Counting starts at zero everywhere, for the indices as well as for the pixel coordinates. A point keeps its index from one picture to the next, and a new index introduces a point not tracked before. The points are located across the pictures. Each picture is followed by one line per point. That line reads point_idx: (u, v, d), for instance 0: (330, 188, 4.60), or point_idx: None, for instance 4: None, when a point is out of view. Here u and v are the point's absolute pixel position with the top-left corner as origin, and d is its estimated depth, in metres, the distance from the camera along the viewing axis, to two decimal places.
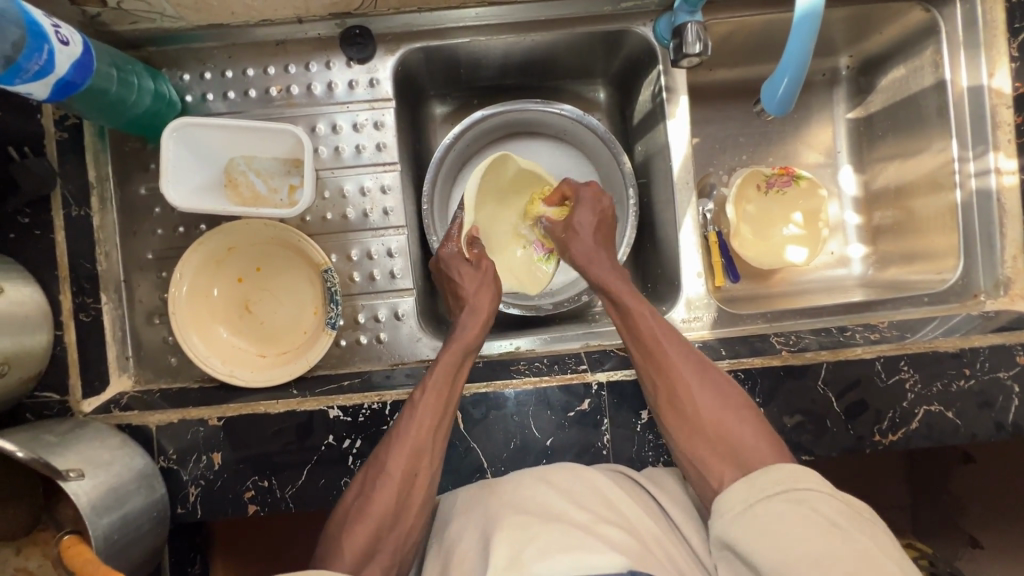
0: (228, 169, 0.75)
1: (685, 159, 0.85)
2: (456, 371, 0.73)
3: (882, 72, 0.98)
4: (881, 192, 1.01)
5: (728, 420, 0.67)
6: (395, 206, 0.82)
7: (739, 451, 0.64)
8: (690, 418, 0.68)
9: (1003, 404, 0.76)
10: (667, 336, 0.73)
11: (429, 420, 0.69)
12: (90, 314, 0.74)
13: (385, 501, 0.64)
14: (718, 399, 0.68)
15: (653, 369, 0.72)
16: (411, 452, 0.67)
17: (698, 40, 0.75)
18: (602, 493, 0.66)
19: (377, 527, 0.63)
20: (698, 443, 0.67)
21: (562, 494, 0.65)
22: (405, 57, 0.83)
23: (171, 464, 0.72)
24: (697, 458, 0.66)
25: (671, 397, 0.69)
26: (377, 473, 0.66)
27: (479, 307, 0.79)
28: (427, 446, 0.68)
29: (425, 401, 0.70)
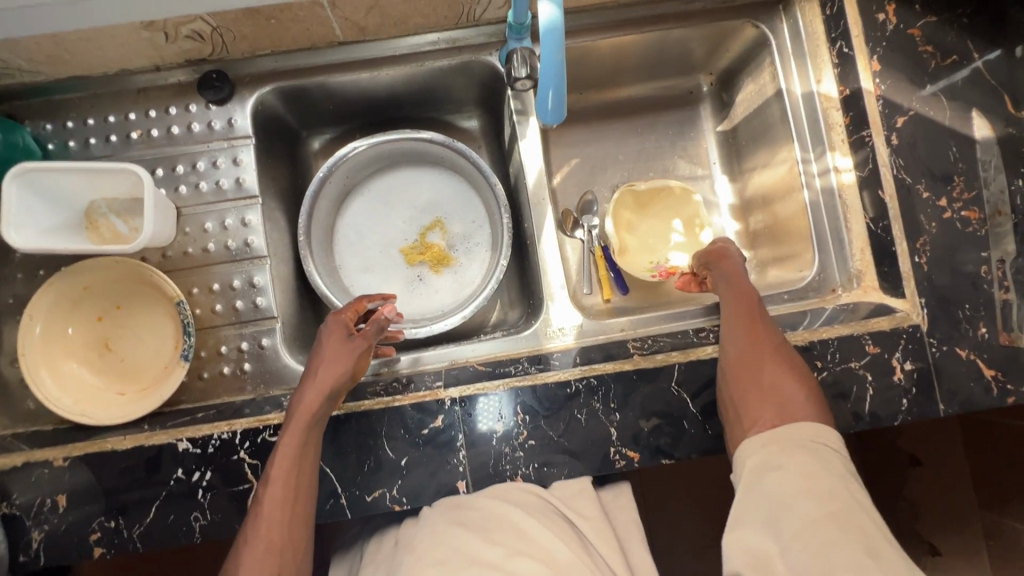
0: (89, 213, 0.79)
1: (539, 174, 0.88)
2: (299, 459, 0.69)
3: (736, 85, 1.03)
4: (752, 199, 1.05)
5: (777, 376, 0.71)
6: (257, 237, 0.84)
7: (793, 410, 0.68)
8: (752, 376, 0.71)
9: (858, 394, 0.77)
10: (763, 317, 0.76)
11: (278, 517, 0.66)
12: None
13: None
14: (789, 368, 0.71)
15: (743, 335, 0.75)
16: (266, 552, 0.65)
17: (524, 65, 0.79)
18: (515, 524, 0.74)
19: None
20: (752, 400, 0.70)
21: (477, 535, 0.74)
22: (263, 97, 0.86)
23: (14, 510, 0.71)
24: (746, 412, 0.70)
25: (747, 354, 0.73)
26: None
27: (328, 381, 0.72)
28: (280, 541, 0.66)
29: (272, 499, 0.67)
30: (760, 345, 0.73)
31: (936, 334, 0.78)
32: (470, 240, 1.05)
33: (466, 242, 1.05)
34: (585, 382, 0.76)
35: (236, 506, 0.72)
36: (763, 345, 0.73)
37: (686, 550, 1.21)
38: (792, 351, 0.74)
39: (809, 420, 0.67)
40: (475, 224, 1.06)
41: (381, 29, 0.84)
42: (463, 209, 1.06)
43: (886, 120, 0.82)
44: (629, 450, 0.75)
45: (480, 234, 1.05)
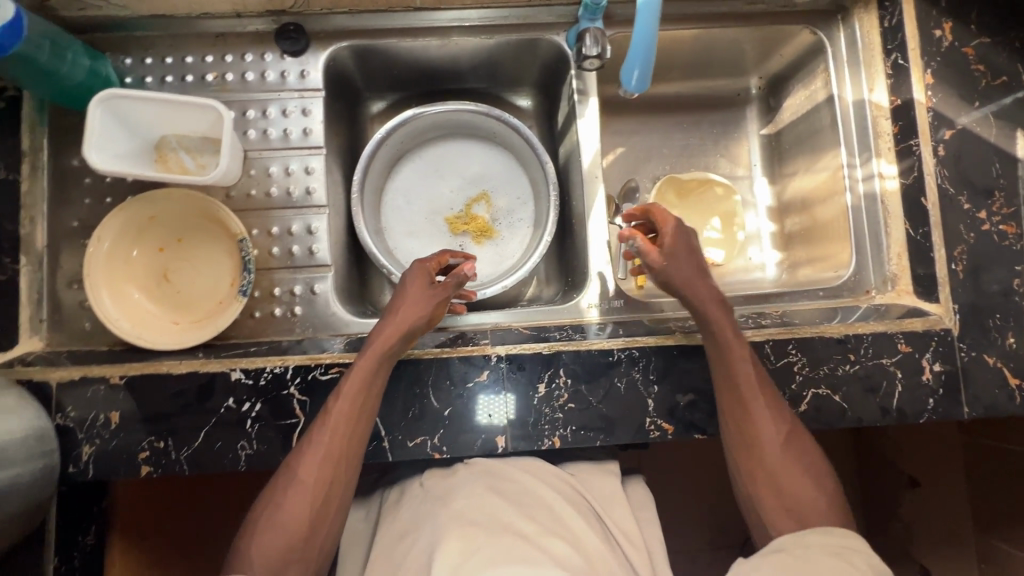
0: (160, 145, 0.82)
1: (595, 156, 0.91)
2: (371, 381, 0.72)
3: (785, 91, 1.07)
4: (790, 203, 1.09)
5: (787, 458, 0.71)
6: (318, 186, 0.86)
7: (808, 509, 0.68)
8: (764, 474, 0.70)
9: (887, 390, 0.80)
10: (763, 394, 0.73)
11: (341, 431, 0.70)
12: (7, 273, 0.77)
13: (295, 508, 0.67)
14: (795, 448, 0.71)
15: (744, 425, 0.72)
16: (323, 458, 0.69)
17: (596, 44, 0.81)
18: (544, 500, 0.81)
19: (291, 533, 0.66)
20: (762, 491, 0.70)
21: (509, 504, 0.78)
22: (336, 53, 0.89)
23: (68, 423, 0.73)
24: (760, 505, 0.70)
25: (754, 452, 0.71)
26: (288, 477, 0.69)
27: (409, 320, 0.75)
28: (338, 453, 0.69)
29: (337, 410, 0.70)
30: (760, 437, 0.71)
31: (965, 340, 0.81)
32: (515, 216, 1.08)
33: (510, 217, 1.08)
34: (627, 353, 0.78)
35: (283, 438, 0.74)
36: (767, 433, 0.72)
37: (692, 542, 1.22)
38: (799, 429, 0.73)
39: (827, 522, 0.67)
40: (520, 201, 1.08)
41: None
42: (510, 185, 1.08)
43: (934, 132, 0.85)
44: (665, 422, 0.78)
45: (525, 210, 1.07)
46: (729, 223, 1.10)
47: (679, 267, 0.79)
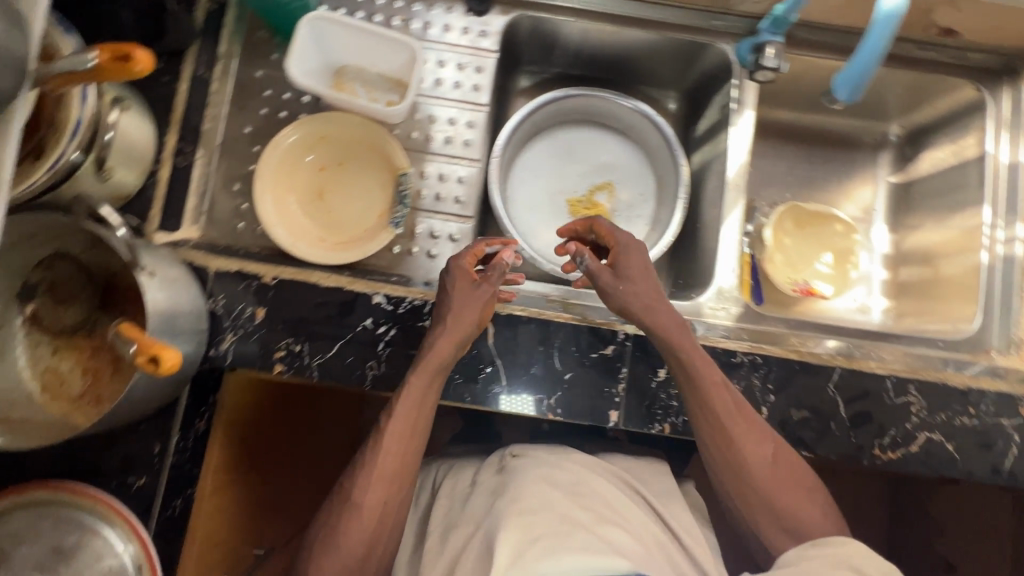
0: (340, 74, 0.87)
1: (742, 169, 0.92)
2: (427, 392, 0.71)
3: (926, 143, 1.07)
4: (909, 253, 1.08)
5: (781, 489, 0.71)
6: (475, 140, 0.90)
7: (801, 526, 0.71)
8: (755, 500, 0.72)
9: (1001, 450, 0.79)
10: (738, 420, 0.72)
11: (395, 449, 0.70)
12: (185, 161, 0.82)
13: (360, 525, 0.68)
14: (780, 474, 0.72)
15: (727, 457, 0.73)
16: (380, 478, 0.70)
17: (775, 58, 0.85)
18: (600, 496, 0.81)
19: (352, 556, 0.67)
20: (761, 520, 0.72)
21: (563, 493, 0.78)
22: (515, 20, 0.93)
23: (217, 309, 0.77)
24: (757, 529, 0.72)
25: (742, 480, 0.72)
26: (346, 503, 0.69)
27: (460, 322, 0.71)
28: (395, 474, 0.70)
29: (395, 435, 0.70)
30: (745, 465, 0.72)
31: None
32: (635, 211, 1.09)
33: (630, 211, 1.09)
34: (750, 358, 0.79)
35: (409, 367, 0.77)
36: (751, 458, 0.72)
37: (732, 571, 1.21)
38: (783, 445, 0.75)
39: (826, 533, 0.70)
40: (642, 198, 1.10)
41: None
42: (635, 180, 1.11)
43: None
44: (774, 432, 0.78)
45: (646, 207, 1.09)
46: (842, 260, 1.10)
47: (637, 289, 0.74)
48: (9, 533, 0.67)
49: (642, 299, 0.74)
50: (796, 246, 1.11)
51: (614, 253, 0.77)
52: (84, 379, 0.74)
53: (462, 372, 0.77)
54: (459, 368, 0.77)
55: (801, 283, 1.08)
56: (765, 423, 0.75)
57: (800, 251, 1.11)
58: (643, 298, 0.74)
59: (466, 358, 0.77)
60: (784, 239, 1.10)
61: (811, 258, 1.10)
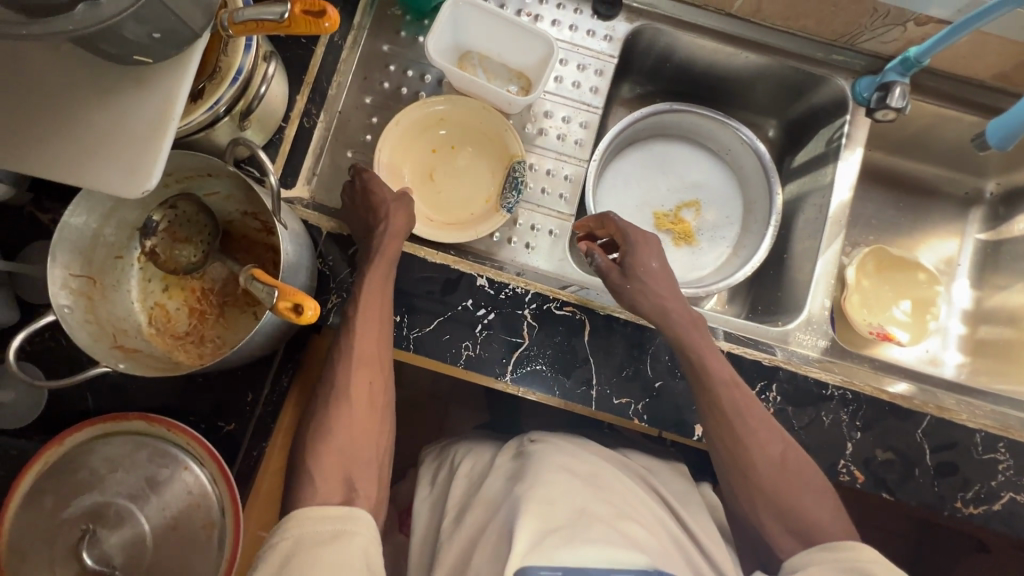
0: (464, 58, 0.88)
1: (843, 205, 0.93)
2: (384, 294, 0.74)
3: (1023, 204, 1.07)
4: (993, 311, 1.08)
5: (784, 488, 0.70)
6: (585, 141, 0.91)
7: (811, 526, 0.69)
8: (756, 483, 0.71)
9: None
10: (747, 417, 0.72)
11: (368, 352, 0.73)
12: (310, 123, 0.83)
13: (340, 430, 0.70)
14: (793, 473, 0.71)
15: (725, 434, 0.73)
16: (361, 380, 0.73)
17: (903, 98, 0.84)
18: (622, 493, 0.79)
19: (347, 456, 0.69)
20: (772, 523, 0.71)
21: (587, 486, 0.76)
22: (639, 29, 0.94)
23: (325, 269, 0.78)
24: (768, 533, 0.71)
25: (744, 457, 0.72)
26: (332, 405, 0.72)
27: (392, 226, 0.75)
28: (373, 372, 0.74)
29: (362, 330, 0.72)
30: (742, 432, 0.72)
31: None
32: (719, 232, 1.09)
33: (714, 232, 1.09)
34: (841, 392, 0.79)
35: (504, 353, 0.77)
36: (746, 424, 0.72)
37: None
38: (796, 448, 0.73)
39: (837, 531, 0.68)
40: (727, 220, 1.10)
41: (773, 16, 0.91)
42: (722, 202, 1.11)
43: None
44: (857, 470, 0.78)
45: (731, 230, 1.09)
46: (920, 309, 1.10)
47: (647, 288, 0.78)
48: (106, 458, 0.69)
49: (645, 272, 0.78)
50: (874, 290, 1.11)
51: (624, 256, 0.80)
52: (190, 319, 0.76)
53: (554, 365, 0.78)
54: (552, 359, 0.78)
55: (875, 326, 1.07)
56: (774, 420, 0.74)
57: (876, 294, 1.11)
58: (638, 270, 0.78)
59: (560, 351, 0.78)
60: (862, 280, 1.10)
61: (886, 303, 1.10)
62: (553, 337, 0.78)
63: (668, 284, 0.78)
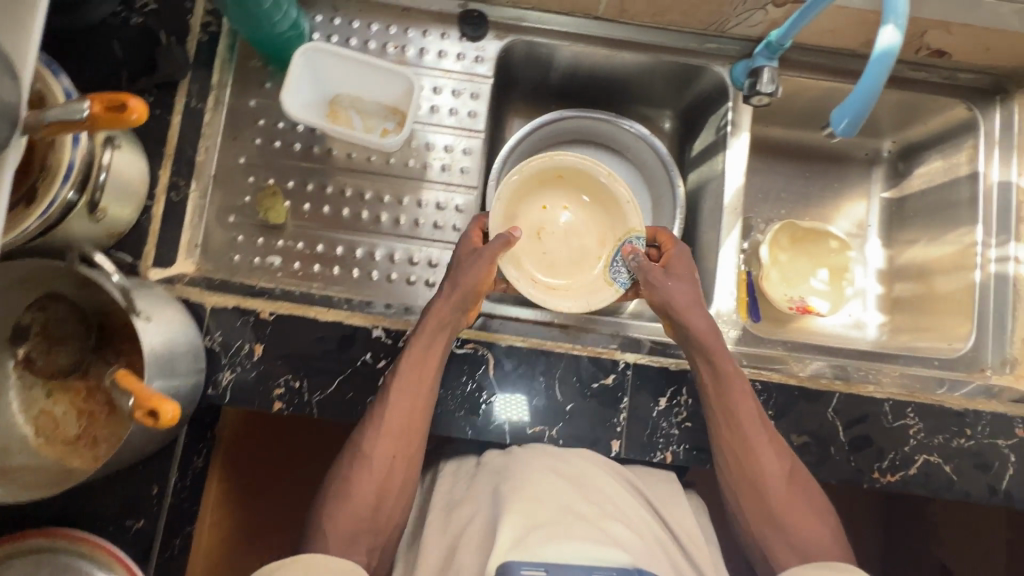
0: (333, 101, 0.85)
1: (738, 191, 0.92)
2: (433, 356, 0.73)
3: (920, 159, 1.06)
4: (902, 269, 1.09)
5: (784, 502, 0.72)
6: (472, 168, 0.89)
7: (806, 546, 0.70)
8: (759, 506, 0.72)
9: (998, 470, 0.80)
10: (760, 429, 0.73)
11: (403, 408, 0.72)
12: (180, 195, 0.80)
13: (366, 485, 0.70)
14: (789, 490, 0.72)
15: (747, 462, 0.73)
16: (389, 434, 0.71)
17: (772, 82, 0.84)
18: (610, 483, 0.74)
19: (357, 512, 0.69)
20: (767, 530, 0.72)
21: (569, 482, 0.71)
22: (509, 45, 0.92)
23: (214, 346, 0.76)
24: (762, 540, 0.72)
25: (752, 477, 0.73)
26: (359, 457, 0.71)
27: (462, 282, 0.74)
28: (406, 430, 0.72)
29: (404, 389, 0.72)
30: (760, 454, 0.73)
31: None
32: None
33: None
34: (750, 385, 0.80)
35: None
36: (763, 454, 0.73)
37: None
38: (802, 469, 0.74)
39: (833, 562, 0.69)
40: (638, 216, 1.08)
41: (640, 15, 0.90)
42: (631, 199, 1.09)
43: None
44: None
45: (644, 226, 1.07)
46: (837, 274, 1.11)
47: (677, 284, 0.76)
48: None
49: (686, 284, 0.76)
50: (791, 262, 1.12)
51: (665, 257, 0.79)
52: (80, 422, 0.72)
53: (463, 405, 0.77)
54: (461, 400, 0.77)
55: (793, 297, 1.09)
56: (785, 443, 0.75)
57: (793, 265, 1.12)
58: (669, 275, 0.77)
59: (466, 390, 0.77)
60: (776, 254, 1.11)
61: (804, 275, 1.11)
62: (459, 377, 0.77)
63: (696, 310, 0.75)
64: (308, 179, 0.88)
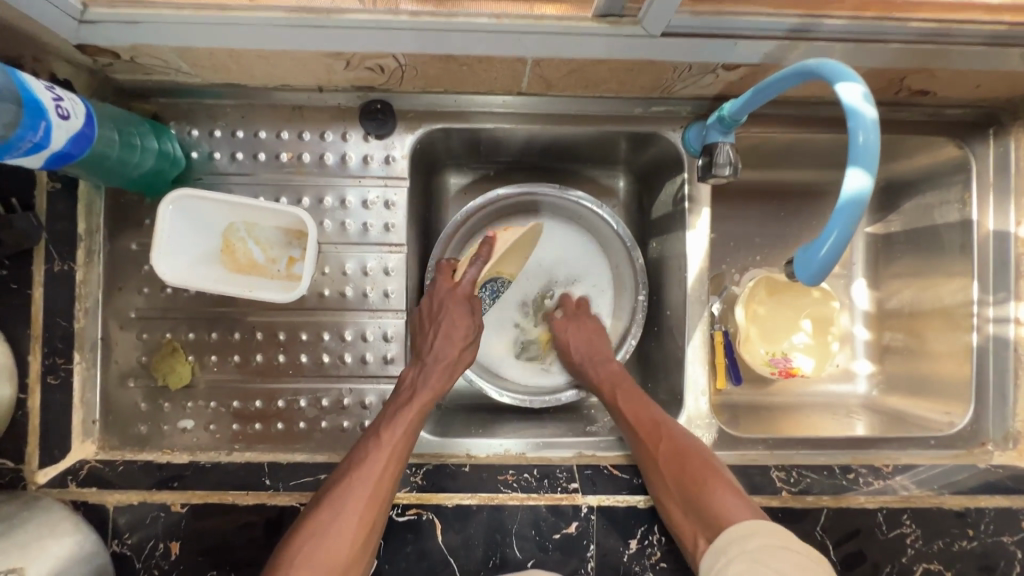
0: (226, 235, 0.71)
1: (700, 271, 0.82)
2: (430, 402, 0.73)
3: (908, 196, 0.94)
4: (894, 312, 0.97)
5: (696, 472, 0.68)
6: (397, 289, 0.78)
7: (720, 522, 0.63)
8: (675, 496, 0.68)
9: (1005, 570, 0.73)
10: (674, 431, 0.73)
11: (393, 456, 0.67)
12: (60, 376, 0.70)
13: (334, 543, 0.61)
14: (697, 462, 0.70)
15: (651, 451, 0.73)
16: (371, 489, 0.64)
17: (728, 163, 0.71)
18: None
19: (323, 573, 0.60)
20: (677, 511, 0.68)
21: None
22: (423, 136, 0.80)
23: (125, 550, 0.67)
24: (675, 522, 0.67)
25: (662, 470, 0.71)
26: (332, 511, 0.63)
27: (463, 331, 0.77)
28: (387, 483, 0.66)
29: (394, 430, 0.69)
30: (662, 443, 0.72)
31: None
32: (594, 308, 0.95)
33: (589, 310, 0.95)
34: None
35: None
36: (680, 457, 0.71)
37: None
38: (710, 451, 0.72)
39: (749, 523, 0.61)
40: (599, 289, 0.95)
41: (570, 88, 0.75)
42: (587, 270, 0.95)
43: None
44: None
45: (605, 299, 0.95)
46: (820, 326, 0.99)
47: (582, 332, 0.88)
48: None
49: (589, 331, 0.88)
50: (771, 314, 0.99)
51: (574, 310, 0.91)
52: None
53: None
54: (410, 573, 0.69)
55: (773, 356, 0.97)
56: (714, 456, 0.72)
57: (772, 318, 0.99)
58: (583, 328, 0.89)
59: (415, 561, 0.69)
60: (753, 308, 0.98)
61: (785, 328, 0.99)
62: (404, 546, 0.70)
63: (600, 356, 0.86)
64: (212, 326, 0.77)
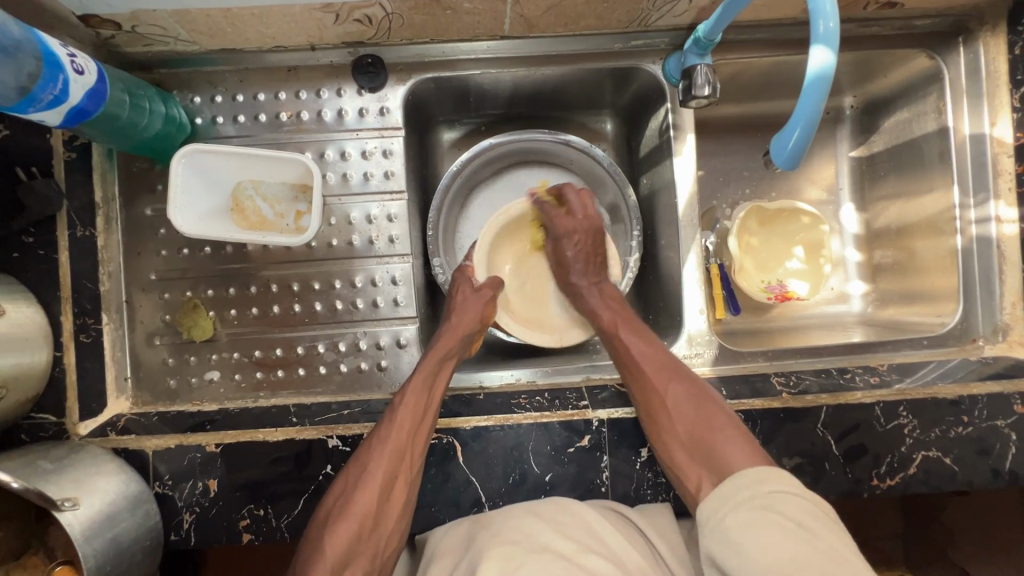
0: (235, 194, 0.76)
1: (691, 197, 0.85)
2: (439, 367, 0.76)
3: (886, 113, 0.98)
4: (882, 231, 1.00)
5: (690, 414, 0.69)
6: (400, 234, 0.82)
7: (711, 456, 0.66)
8: (666, 432, 0.69)
9: (1000, 452, 0.76)
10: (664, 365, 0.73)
11: (410, 424, 0.70)
12: (90, 335, 0.74)
13: (357, 508, 0.65)
14: (698, 414, 0.69)
15: (641, 385, 0.73)
16: (393, 450, 0.68)
17: (707, 83, 0.75)
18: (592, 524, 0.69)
19: (355, 528, 0.65)
20: (676, 451, 0.68)
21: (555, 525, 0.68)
22: (415, 86, 0.83)
23: (165, 490, 0.70)
24: (676, 464, 0.68)
25: (653, 400, 0.71)
26: (358, 472, 0.67)
27: (465, 311, 0.81)
28: (408, 446, 0.69)
29: (410, 397, 0.72)
30: (656, 378, 0.72)
31: None
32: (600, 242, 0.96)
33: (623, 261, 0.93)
34: None
35: None
36: (671, 393, 0.71)
37: None
38: (709, 392, 0.71)
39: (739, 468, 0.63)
40: None
41: (550, 27, 0.79)
42: None
43: None
44: None
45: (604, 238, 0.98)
46: (814, 252, 1.01)
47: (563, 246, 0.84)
48: None
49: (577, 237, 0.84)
50: (763, 244, 1.02)
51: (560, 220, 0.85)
52: None
53: (438, 496, 0.73)
54: (434, 494, 0.74)
55: (767, 283, 0.99)
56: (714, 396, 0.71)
57: (765, 247, 1.02)
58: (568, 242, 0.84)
59: (439, 481, 0.73)
60: (747, 238, 1.01)
61: (779, 256, 1.01)
62: (428, 469, 0.74)
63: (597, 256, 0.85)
64: (229, 283, 0.82)
